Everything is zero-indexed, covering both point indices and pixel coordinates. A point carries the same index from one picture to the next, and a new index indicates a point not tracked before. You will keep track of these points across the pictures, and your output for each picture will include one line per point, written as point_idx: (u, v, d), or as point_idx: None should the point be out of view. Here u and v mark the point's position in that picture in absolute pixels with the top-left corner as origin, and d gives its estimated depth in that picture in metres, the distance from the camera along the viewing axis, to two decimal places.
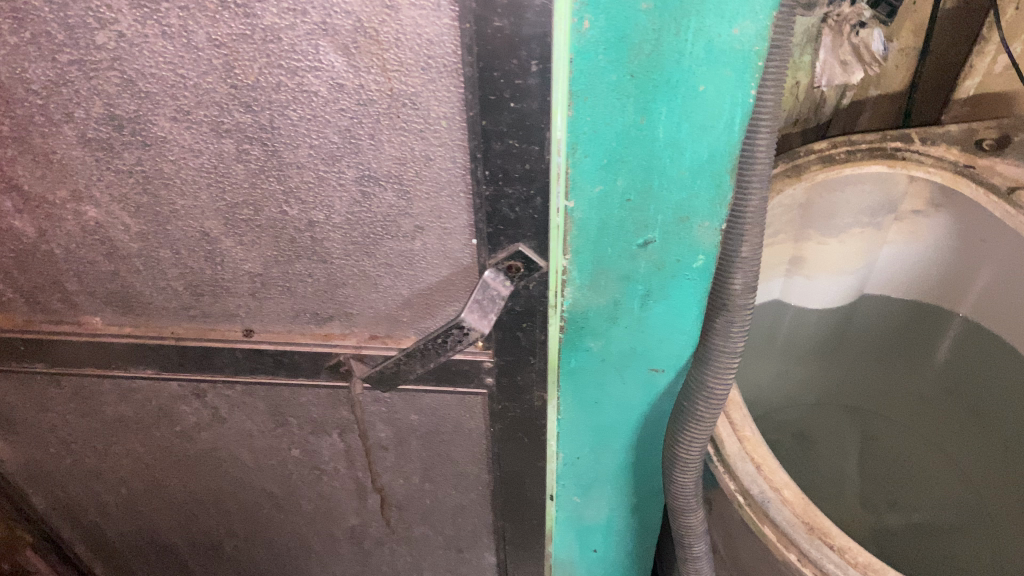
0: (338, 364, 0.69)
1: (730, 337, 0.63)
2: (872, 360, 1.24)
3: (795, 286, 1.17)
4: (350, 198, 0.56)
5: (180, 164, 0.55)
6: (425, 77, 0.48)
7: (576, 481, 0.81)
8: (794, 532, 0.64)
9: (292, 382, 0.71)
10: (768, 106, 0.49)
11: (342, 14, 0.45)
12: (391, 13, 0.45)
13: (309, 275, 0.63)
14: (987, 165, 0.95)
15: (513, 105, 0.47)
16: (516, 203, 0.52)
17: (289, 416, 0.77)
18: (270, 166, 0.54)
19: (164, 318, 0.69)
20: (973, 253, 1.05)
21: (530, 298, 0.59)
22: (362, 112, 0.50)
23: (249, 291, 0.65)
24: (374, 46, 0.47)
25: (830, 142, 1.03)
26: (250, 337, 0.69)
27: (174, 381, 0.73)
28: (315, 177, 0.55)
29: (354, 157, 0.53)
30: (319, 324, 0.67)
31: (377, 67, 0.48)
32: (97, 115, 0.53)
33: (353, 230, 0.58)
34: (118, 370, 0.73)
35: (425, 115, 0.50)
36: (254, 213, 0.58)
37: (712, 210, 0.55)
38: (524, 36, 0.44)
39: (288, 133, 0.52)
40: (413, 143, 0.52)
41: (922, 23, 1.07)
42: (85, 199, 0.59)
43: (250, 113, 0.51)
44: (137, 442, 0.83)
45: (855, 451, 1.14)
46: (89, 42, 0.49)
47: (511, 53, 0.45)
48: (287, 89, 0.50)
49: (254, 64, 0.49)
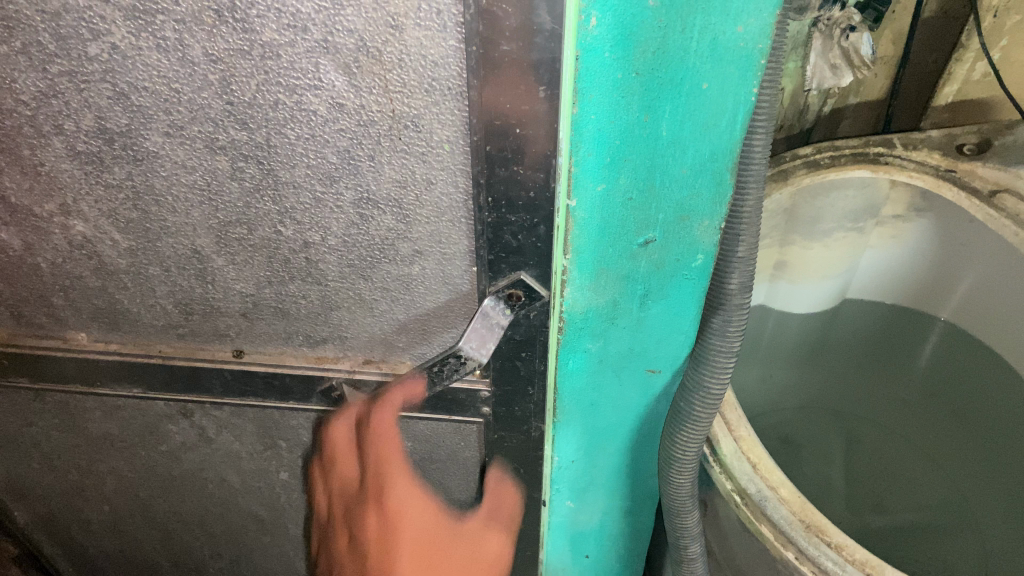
0: (331, 389, 0.68)
1: (727, 336, 0.64)
2: (854, 365, 1.26)
3: (780, 289, 1.19)
4: (347, 220, 0.56)
5: (172, 180, 0.54)
6: (428, 99, 0.48)
7: (570, 486, 0.80)
8: (791, 531, 0.65)
9: (282, 405, 0.70)
10: (766, 105, 0.52)
11: (344, 32, 0.45)
12: (395, 33, 0.45)
13: (303, 296, 0.62)
14: (968, 168, 0.96)
15: (519, 130, 0.48)
16: (519, 231, 0.54)
17: (279, 439, 0.76)
18: (266, 184, 0.54)
19: (152, 336, 0.68)
20: (954, 258, 1.07)
21: (530, 327, 0.61)
22: (362, 133, 0.50)
23: (241, 312, 0.64)
24: (376, 66, 0.46)
25: (816, 148, 1.05)
26: (240, 358, 0.68)
27: (160, 400, 0.72)
28: (313, 199, 0.54)
29: (353, 178, 0.53)
30: (312, 347, 0.67)
31: (379, 87, 0.47)
32: (88, 128, 0.52)
33: (349, 252, 0.58)
34: (104, 389, 0.72)
35: (428, 137, 0.50)
36: (247, 232, 0.57)
37: (712, 209, 0.55)
38: (533, 60, 0.45)
39: (285, 152, 0.52)
40: (414, 166, 0.52)
41: (901, 32, 1.09)
42: (74, 214, 0.58)
43: (246, 130, 0.51)
44: (121, 461, 0.81)
45: (840, 457, 1.15)
46: (81, 53, 0.47)
47: (520, 78, 0.46)
48: (286, 107, 0.49)
49: (251, 81, 0.48)
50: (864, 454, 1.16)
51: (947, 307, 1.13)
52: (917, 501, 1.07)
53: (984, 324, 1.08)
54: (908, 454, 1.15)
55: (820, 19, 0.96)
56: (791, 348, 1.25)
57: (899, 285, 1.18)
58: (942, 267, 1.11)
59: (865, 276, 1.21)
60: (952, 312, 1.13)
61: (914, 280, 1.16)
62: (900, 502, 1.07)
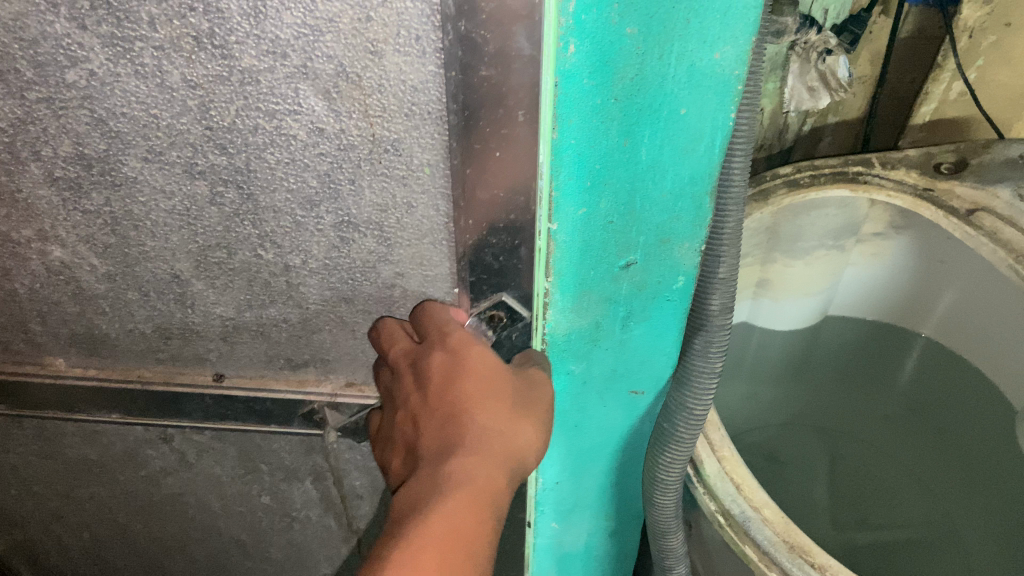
0: (312, 412, 0.68)
1: (709, 358, 0.65)
2: (837, 380, 1.25)
3: (762, 309, 1.22)
4: (327, 243, 0.56)
5: (152, 205, 0.54)
6: (408, 124, 0.48)
7: (555, 508, 0.80)
8: (775, 552, 0.64)
9: (263, 428, 0.70)
10: (744, 129, 0.53)
11: (323, 58, 0.45)
12: (374, 59, 0.45)
13: (284, 319, 0.62)
14: (946, 188, 0.97)
15: (498, 154, 0.47)
16: (500, 253, 0.53)
17: (261, 463, 0.75)
18: (245, 209, 0.54)
19: (131, 361, 0.67)
20: (933, 276, 1.09)
21: (513, 348, 0.60)
22: (342, 157, 0.50)
23: (221, 335, 0.64)
24: (356, 91, 0.46)
25: (796, 167, 1.06)
26: (221, 382, 0.67)
27: (139, 425, 0.71)
28: (293, 223, 0.54)
29: (333, 202, 0.53)
30: (293, 371, 0.67)
31: (358, 112, 0.47)
32: (67, 154, 0.51)
33: (330, 275, 0.58)
34: (83, 414, 0.71)
35: (408, 161, 0.50)
36: (227, 256, 0.57)
37: (692, 231, 0.56)
38: (512, 85, 0.44)
39: (265, 176, 0.52)
40: (394, 189, 0.52)
41: (879, 53, 1.11)
42: (52, 239, 0.57)
43: (225, 154, 0.51)
44: (101, 486, 0.81)
45: (825, 474, 1.14)
46: (59, 80, 0.47)
47: (498, 103, 0.45)
48: (265, 132, 0.49)
49: (231, 105, 0.48)
50: (848, 471, 1.15)
51: (930, 323, 1.16)
52: (901, 515, 1.07)
53: (967, 339, 1.11)
54: (891, 467, 1.14)
55: (797, 42, 0.98)
56: (774, 364, 1.25)
57: (882, 300, 1.20)
58: (921, 284, 1.12)
59: (847, 294, 1.22)
60: (934, 327, 1.16)
61: (894, 298, 1.18)
62: (884, 517, 1.07)
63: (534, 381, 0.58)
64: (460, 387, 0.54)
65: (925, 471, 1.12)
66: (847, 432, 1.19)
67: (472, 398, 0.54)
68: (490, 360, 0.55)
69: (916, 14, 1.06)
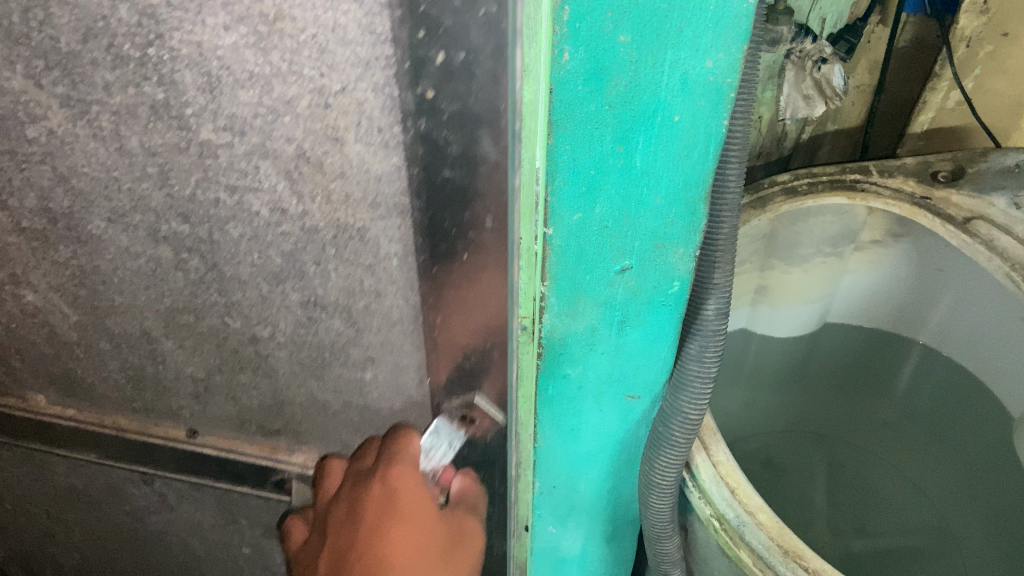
0: (282, 481, 0.69)
1: (705, 362, 0.66)
2: (834, 388, 1.27)
3: (760, 316, 1.22)
4: (295, 320, 0.55)
5: (115, 263, 0.54)
6: (373, 214, 0.47)
7: (552, 512, 0.80)
8: (770, 556, 0.65)
9: (236, 488, 0.71)
10: (738, 137, 0.54)
11: (282, 140, 0.44)
12: (336, 145, 0.44)
13: (253, 387, 0.62)
14: (942, 196, 0.97)
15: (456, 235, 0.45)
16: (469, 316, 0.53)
17: (240, 516, 0.76)
18: (208, 278, 0.53)
19: (107, 407, 0.67)
20: (928, 284, 1.09)
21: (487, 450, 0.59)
22: (306, 240, 0.49)
23: (192, 394, 0.64)
24: (317, 175, 0.45)
25: (793, 174, 1.06)
26: (194, 440, 0.67)
27: (115, 468, 0.73)
28: (259, 297, 0.54)
29: (298, 282, 0.52)
30: (265, 438, 0.67)
31: (320, 196, 0.46)
32: (30, 207, 0.52)
33: (299, 350, 0.57)
34: (61, 449, 0.72)
35: (374, 250, 0.49)
36: (194, 320, 0.57)
37: (686, 236, 0.56)
38: (478, 185, 0.43)
39: (228, 250, 0.51)
40: (360, 276, 0.51)
41: (877, 62, 1.12)
42: (23, 283, 0.58)
43: (186, 225, 0.50)
44: (92, 517, 0.81)
45: (822, 479, 1.15)
46: (21, 134, 0.47)
47: (461, 206, 0.44)
48: (227, 207, 0.48)
49: (188, 178, 0.47)
50: (847, 477, 1.15)
51: (927, 329, 1.16)
52: (899, 522, 1.07)
53: (965, 346, 1.11)
54: (889, 475, 1.14)
55: (792, 50, 1.00)
56: (773, 371, 1.26)
57: (879, 307, 1.20)
58: (918, 291, 1.12)
59: (845, 301, 1.22)
60: (931, 334, 1.16)
61: (895, 304, 1.17)
62: (883, 523, 1.07)
63: (461, 539, 0.62)
64: (387, 537, 0.58)
65: (924, 478, 1.12)
66: (845, 438, 1.20)
67: (404, 511, 0.58)
68: (423, 485, 0.58)
69: (912, 25, 1.09)
